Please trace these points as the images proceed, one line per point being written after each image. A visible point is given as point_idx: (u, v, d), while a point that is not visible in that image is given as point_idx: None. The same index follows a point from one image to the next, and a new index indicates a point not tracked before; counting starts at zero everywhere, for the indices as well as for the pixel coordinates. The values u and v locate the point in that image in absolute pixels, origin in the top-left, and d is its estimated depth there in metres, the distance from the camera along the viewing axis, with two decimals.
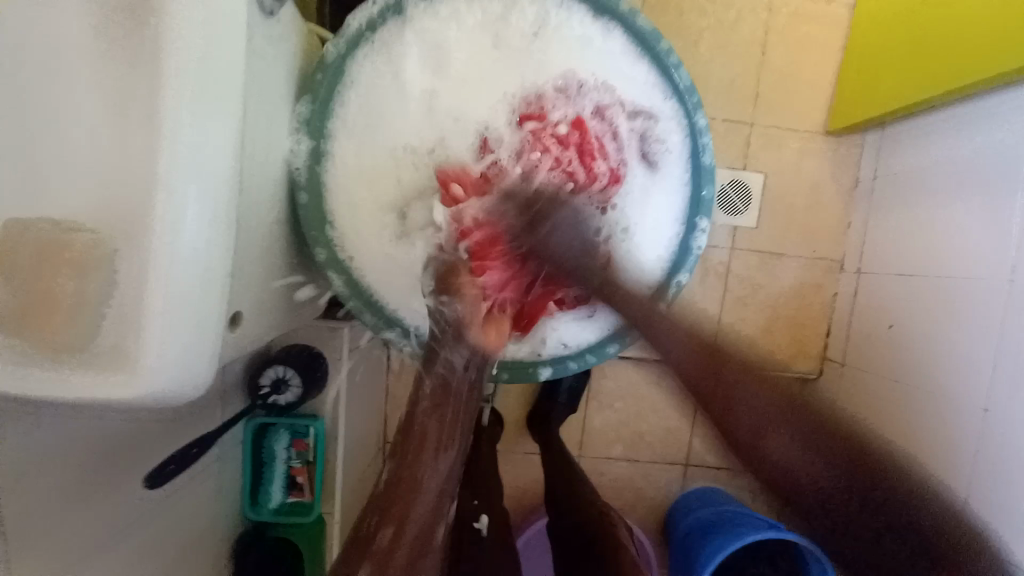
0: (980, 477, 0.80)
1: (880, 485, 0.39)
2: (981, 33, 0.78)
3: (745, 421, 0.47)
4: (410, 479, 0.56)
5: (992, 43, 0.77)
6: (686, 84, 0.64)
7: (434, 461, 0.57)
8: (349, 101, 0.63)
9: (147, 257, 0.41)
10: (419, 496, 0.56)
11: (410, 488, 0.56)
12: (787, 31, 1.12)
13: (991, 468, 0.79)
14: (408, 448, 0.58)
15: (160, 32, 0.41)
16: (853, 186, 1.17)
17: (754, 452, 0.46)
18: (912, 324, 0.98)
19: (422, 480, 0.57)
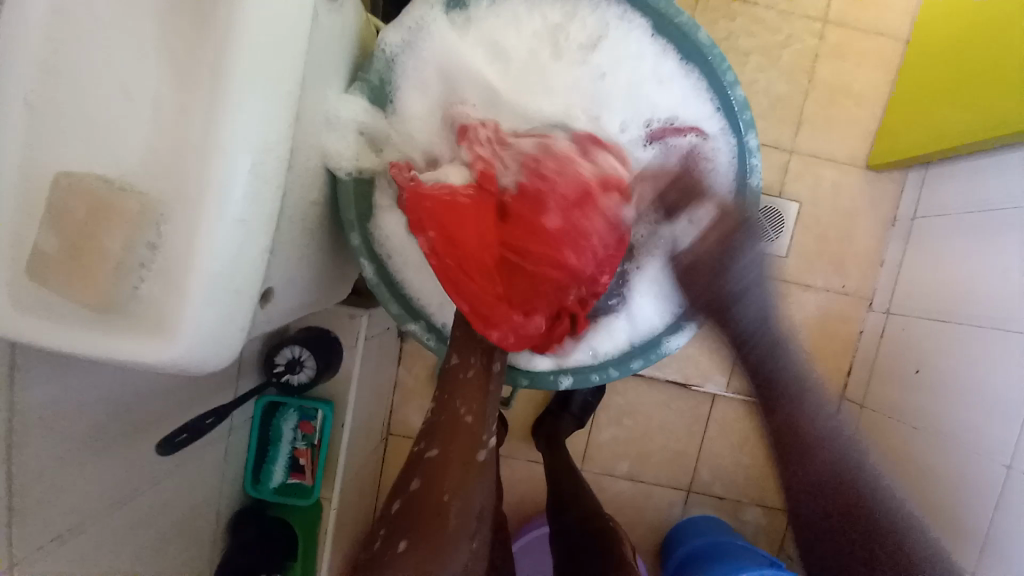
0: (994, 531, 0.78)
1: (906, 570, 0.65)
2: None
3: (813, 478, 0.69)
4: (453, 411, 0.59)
5: None
6: (741, 102, 0.62)
7: (478, 390, 0.61)
8: (406, 90, 0.63)
9: (195, 223, 0.41)
10: (461, 424, 0.59)
11: (454, 422, 0.59)
12: (835, 60, 1.10)
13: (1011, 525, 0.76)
14: (451, 383, 0.61)
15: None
16: (889, 224, 1.14)
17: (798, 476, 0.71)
18: (937, 369, 0.95)
19: (457, 455, 0.57)
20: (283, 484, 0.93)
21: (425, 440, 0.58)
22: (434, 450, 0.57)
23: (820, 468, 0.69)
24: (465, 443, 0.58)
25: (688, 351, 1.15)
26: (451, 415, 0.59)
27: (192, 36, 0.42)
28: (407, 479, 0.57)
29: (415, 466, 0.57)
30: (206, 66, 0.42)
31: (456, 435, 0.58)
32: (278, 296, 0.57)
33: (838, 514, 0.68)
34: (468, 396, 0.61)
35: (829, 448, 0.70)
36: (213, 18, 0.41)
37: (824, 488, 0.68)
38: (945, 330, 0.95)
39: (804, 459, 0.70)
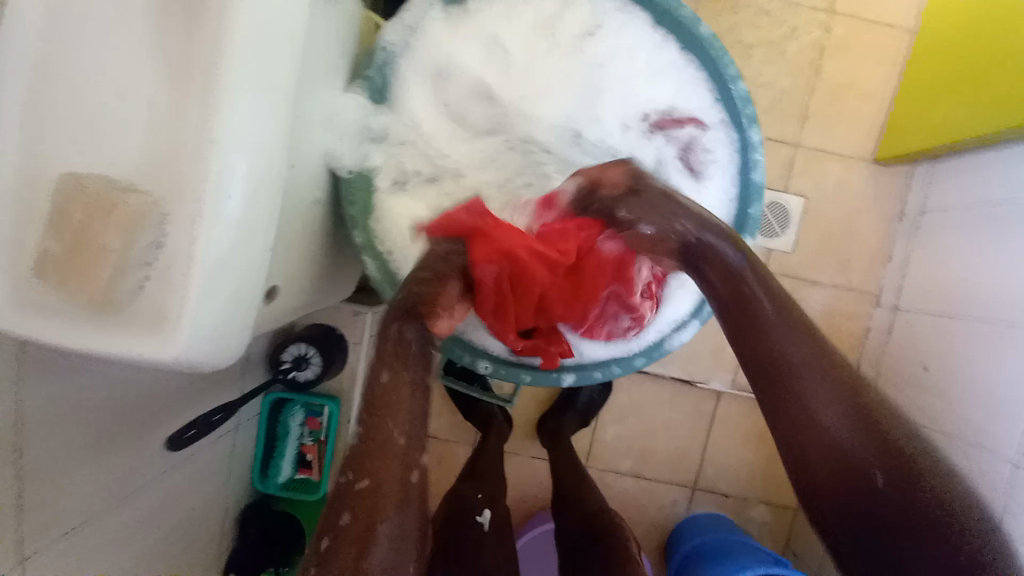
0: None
1: (889, 479, 0.39)
2: None
3: (808, 416, 0.43)
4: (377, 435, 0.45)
5: None
6: (743, 96, 0.61)
7: (407, 407, 0.47)
8: (407, 86, 0.62)
9: (194, 224, 0.42)
10: (387, 449, 0.45)
11: (378, 446, 0.45)
12: (842, 53, 1.09)
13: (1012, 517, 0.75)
14: (375, 401, 0.47)
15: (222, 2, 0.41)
16: (897, 219, 1.12)
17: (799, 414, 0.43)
18: (948, 366, 0.93)
19: (386, 484, 0.44)
20: (291, 479, 0.95)
21: (352, 470, 0.45)
22: (361, 481, 0.44)
23: (759, 308, 0.47)
24: (396, 466, 0.45)
25: (691, 348, 1.15)
26: (374, 439, 0.45)
27: (192, 36, 0.43)
28: (332, 521, 0.43)
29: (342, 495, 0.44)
30: (202, 65, 0.42)
31: (385, 462, 0.45)
32: (283, 293, 0.57)
33: (841, 430, 0.42)
34: (394, 411, 0.46)
35: (774, 320, 0.46)
36: (207, 18, 0.41)
37: (798, 397, 0.44)
38: (954, 326, 0.94)
39: (749, 304, 0.48)
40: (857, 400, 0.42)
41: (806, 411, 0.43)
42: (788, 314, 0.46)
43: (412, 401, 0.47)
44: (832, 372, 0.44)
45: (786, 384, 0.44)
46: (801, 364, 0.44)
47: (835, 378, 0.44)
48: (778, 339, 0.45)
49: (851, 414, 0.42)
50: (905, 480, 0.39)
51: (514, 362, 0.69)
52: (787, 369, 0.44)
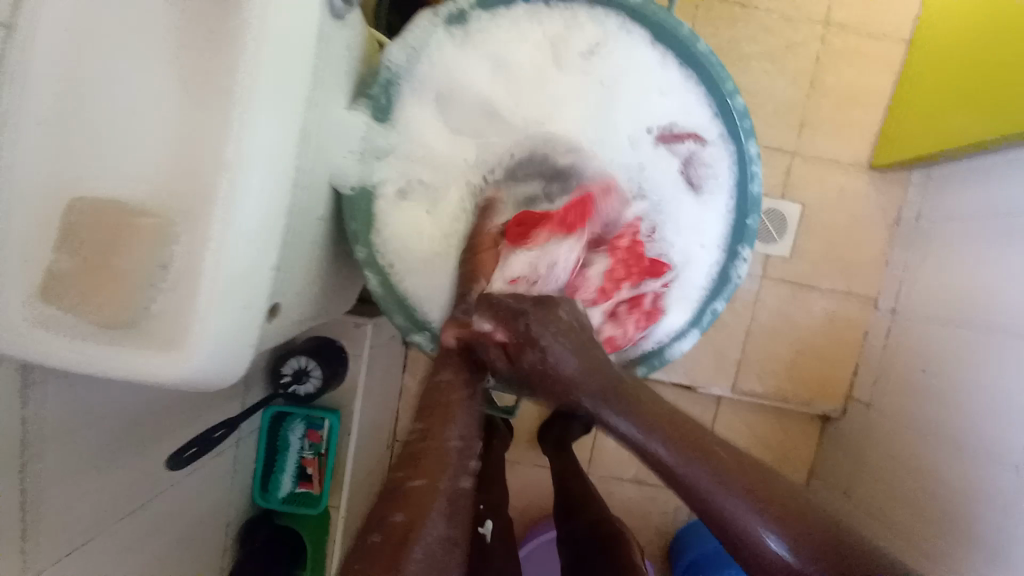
0: (997, 535, 0.76)
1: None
2: None
3: (734, 534, 0.47)
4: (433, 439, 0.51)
5: None
6: (741, 110, 0.61)
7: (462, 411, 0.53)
8: (412, 102, 0.63)
9: (205, 245, 0.42)
10: (442, 446, 0.51)
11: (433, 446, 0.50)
12: (839, 61, 1.10)
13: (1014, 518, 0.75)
14: (431, 408, 0.53)
15: (238, 29, 0.42)
16: (894, 224, 1.13)
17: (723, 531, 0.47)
18: (946, 371, 0.94)
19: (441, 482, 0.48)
20: (292, 493, 0.94)
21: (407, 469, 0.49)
22: (417, 479, 0.48)
23: (663, 462, 0.50)
24: (452, 460, 0.50)
25: (693, 355, 1.15)
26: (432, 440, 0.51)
27: (207, 57, 0.43)
28: (386, 517, 0.46)
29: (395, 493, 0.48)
30: (219, 88, 0.43)
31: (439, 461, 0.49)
32: (286, 311, 0.57)
33: (773, 548, 0.45)
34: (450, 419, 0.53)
35: (674, 455, 0.49)
36: (228, 42, 0.42)
37: (721, 522, 0.47)
38: (951, 331, 0.95)
39: (653, 432, 0.51)
40: (779, 512, 0.46)
41: (730, 530, 0.47)
42: (688, 447, 0.49)
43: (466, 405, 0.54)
44: (736, 483, 0.48)
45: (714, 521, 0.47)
46: (709, 490, 0.48)
47: (747, 486, 0.48)
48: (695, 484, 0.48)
49: (773, 527, 0.45)
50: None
51: None
52: (695, 492, 0.48)
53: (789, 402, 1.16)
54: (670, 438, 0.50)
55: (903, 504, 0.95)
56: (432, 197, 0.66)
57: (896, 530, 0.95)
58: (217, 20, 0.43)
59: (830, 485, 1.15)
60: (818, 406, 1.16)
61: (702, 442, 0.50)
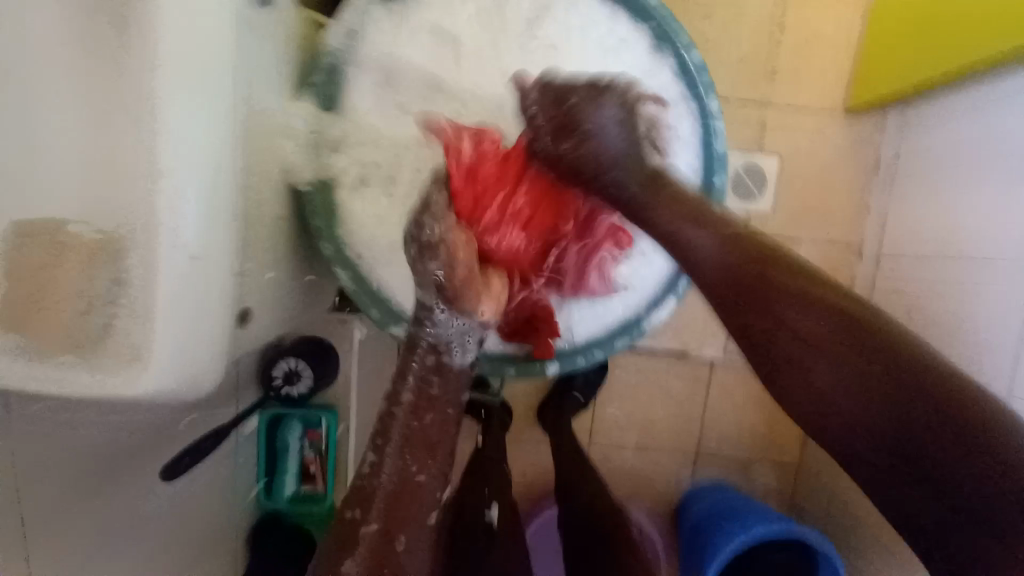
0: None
1: (907, 396, 0.36)
2: (995, 5, 0.75)
3: (781, 342, 0.42)
4: (396, 473, 0.52)
5: (1002, 16, 0.74)
6: (697, 64, 0.61)
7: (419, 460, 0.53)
8: (359, 89, 0.61)
9: (153, 258, 0.42)
10: (407, 488, 0.52)
11: (395, 482, 0.52)
12: (805, 6, 1.07)
13: None
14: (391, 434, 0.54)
15: (144, 25, 0.39)
16: (873, 169, 1.12)
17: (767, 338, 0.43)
18: (929, 308, 0.94)
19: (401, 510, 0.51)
20: (297, 492, 0.96)
21: (364, 504, 0.51)
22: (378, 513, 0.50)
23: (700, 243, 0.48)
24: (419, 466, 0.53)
25: (683, 318, 1.15)
26: (395, 472, 0.52)
27: (118, 51, 0.40)
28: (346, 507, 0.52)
29: (354, 532, 0.49)
30: (133, 84, 0.40)
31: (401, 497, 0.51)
32: (255, 317, 0.57)
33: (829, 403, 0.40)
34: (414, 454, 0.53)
35: (687, 229, 0.50)
36: (133, 32, 0.40)
37: (780, 346, 0.43)
38: (936, 269, 0.95)
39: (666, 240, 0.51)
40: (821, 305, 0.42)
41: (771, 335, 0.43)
42: (736, 286, 0.46)
43: (425, 456, 0.54)
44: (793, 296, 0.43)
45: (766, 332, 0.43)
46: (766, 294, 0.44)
47: (815, 335, 0.41)
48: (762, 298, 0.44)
49: (825, 325, 0.41)
50: (919, 471, 0.35)
51: (501, 356, 0.69)
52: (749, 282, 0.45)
53: None
54: (684, 226, 0.50)
55: None
56: (388, 183, 0.63)
57: None
58: (116, 5, 0.40)
59: None
60: None
61: (717, 232, 0.49)
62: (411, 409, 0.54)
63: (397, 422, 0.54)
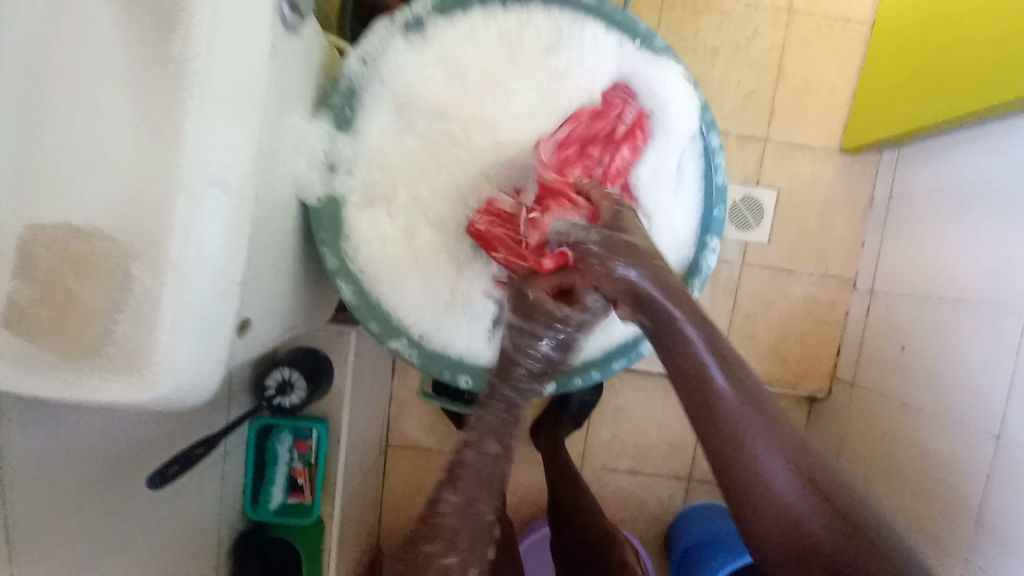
0: (991, 510, 0.78)
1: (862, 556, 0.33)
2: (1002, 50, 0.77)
3: (758, 469, 0.37)
4: (471, 512, 0.55)
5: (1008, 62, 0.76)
6: (701, 104, 0.64)
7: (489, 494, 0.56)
8: (374, 113, 0.63)
9: (166, 261, 0.42)
10: (477, 525, 0.55)
11: (470, 519, 0.54)
12: (804, 48, 1.11)
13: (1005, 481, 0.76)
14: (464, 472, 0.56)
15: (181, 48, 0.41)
16: (867, 206, 1.15)
17: (738, 466, 0.37)
18: (923, 347, 0.96)
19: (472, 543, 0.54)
20: (283, 504, 0.94)
21: (437, 544, 0.53)
22: (450, 554, 0.53)
23: (688, 341, 0.41)
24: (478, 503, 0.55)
25: None
26: (468, 513, 0.54)
27: (153, 77, 0.43)
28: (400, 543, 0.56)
29: (431, 566, 0.52)
30: (160, 108, 0.42)
31: (476, 534, 0.55)
32: (258, 326, 0.57)
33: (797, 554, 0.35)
34: (488, 489, 0.56)
35: (685, 323, 0.42)
36: (164, 57, 0.42)
37: (748, 476, 0.37)
38: (929, 307, 0.96)
39: (669, 338, 0.42)
40: (802, 455, 0.37)
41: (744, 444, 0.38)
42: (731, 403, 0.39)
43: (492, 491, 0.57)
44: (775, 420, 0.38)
45: (734, 454, 0.38)
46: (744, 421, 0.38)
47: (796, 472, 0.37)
48: (740, 423, 0.38)
49: (797, 469, 0.37)
50: None
51: None
52: (726, 403, 0.39)
53: (774, 386, 1.17)
54: (696, 321, 0.42)
55: (890, 479, 0.98)
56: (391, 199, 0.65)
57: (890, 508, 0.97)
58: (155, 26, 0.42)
59: None
60: (803, 388, 1.18)
61: (728, 343, 0.42)
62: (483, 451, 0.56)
63: (468, 459, 0.56)
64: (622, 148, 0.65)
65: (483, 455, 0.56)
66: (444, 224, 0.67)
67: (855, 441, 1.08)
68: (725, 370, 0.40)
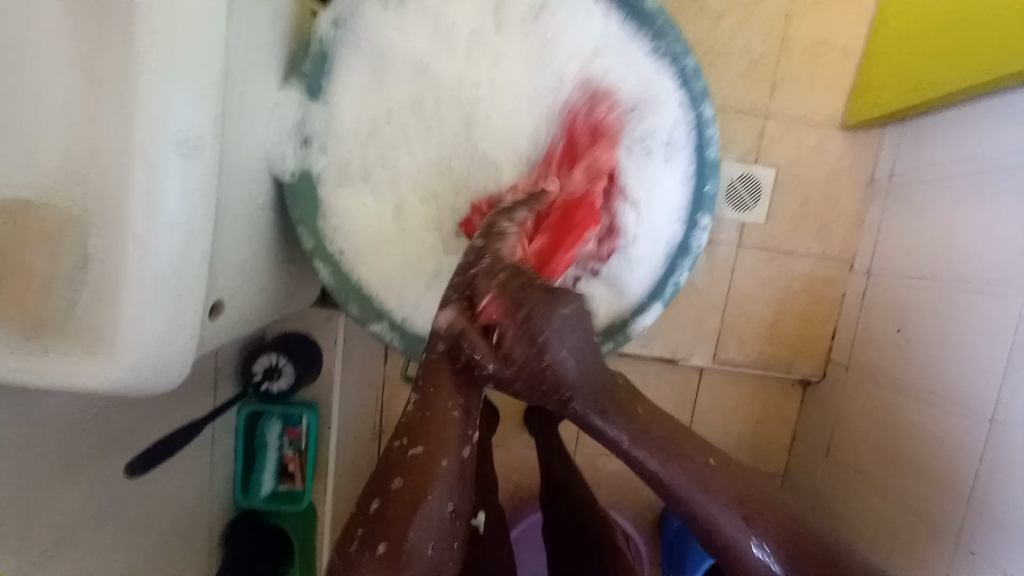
0: (988, 489, 0.78)
1: None
2: (1008, 23, 0.75)
3: None
4: (436, 408, 0.46)
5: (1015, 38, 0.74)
6: (693, 69, 0.60)
7: (456, 389, 0.48)
8: (348, 82, 0.60)
9: (126, 238, 0.40)
10: (446, 423, 0.46)
11: (436, 415, 0.46)
12: (808, 19, 1.07)
13: (1004, 464, 0.76)
14: (432, 371, 0.49)
15: (135, 13, 0.39)
16: (868, 184, 1.12)
17: None
18: (921, 327, 0.95)
19: (446, 439, 0.45)
20: (274, 491, 0.93)
21: (407, 440, 0.45)
22: (416, 448, 0.45)
23: None
24: (461, 423, 0.47)
25: (673, 326, 1.15)
26: (432, 410, 0.46)
27: (110, 40, 0.41)
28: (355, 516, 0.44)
29: (394, 462, 0.45)
30: (116, 72, 0.40)
31: (441, 433, 0.45)
32: (231, 307, 0.55)
33: None
34: (456, 383, 0.48)
35: None
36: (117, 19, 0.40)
37: None
38: (930, 286, 0.94)
39: None
40: None
41: None
42: None
43: (461, 385, 0.49)
44: None
45: None
46: None
47: None
48: None
49: None
50: None
51: None
52: None
53: (770, 368, 1.16)
54: None
55: (884, 459, 0.97)
56: (370, 174, 0.63)
57: (881, 488, 0.97)
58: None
59: (812, 446, 1.16)
60: (799, 369, 1.17)
61: None
62: (445, 350, 0.50)
63: (434, 356, 0.50)
64: (606, 132, 0.63)
65: (445, 354, 0.49)
66: (429, 201, 0.65)
67: (849, 421, 1.07)
68: (695, 472, 0.57)
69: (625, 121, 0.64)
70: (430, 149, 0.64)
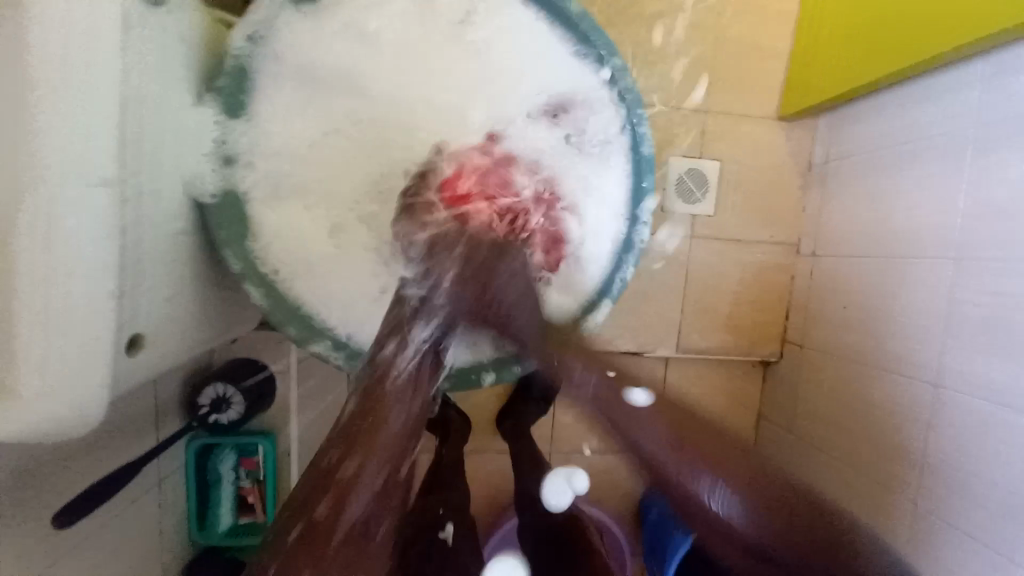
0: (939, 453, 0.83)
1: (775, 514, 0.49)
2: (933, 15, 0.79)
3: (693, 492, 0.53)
4: (376, 413, 0.49)
5: (942, 28, 0.78)
6: (619, 67, 0.61)
7: (401, 398, 0.51)
8: (271, 96, 0.58)
9: (20, 279, 0.38)
10: (385, 431, 0.49)
11: (375, 422, 0.49)
12: (739, 15, 1.11)
13: (952, 428, 0.82)
14: (377, 377, 0.51)
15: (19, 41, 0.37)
16: (807, 170, 1.17)
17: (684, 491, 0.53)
18: (867, 304, 0.99)
19: (378, 447, 0.48)
20: (235, 525, 0.89)
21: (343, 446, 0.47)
22: (352, 455, 0.47)
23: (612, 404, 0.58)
24: (399, 432, 0.50)
25: (635, 321, 1.16)
26: (370, 414, 0.49)
27: None
28: (289, 524, 0.45)
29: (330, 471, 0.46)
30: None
31: (377, 442, 0.48)
32: (155, 341, 0.53)
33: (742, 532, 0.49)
34: (395, 390, 0.51)
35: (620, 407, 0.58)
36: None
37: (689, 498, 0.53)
38: (870, 264, 0.99)
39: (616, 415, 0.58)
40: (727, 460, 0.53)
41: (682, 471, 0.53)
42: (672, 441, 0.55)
43: (405, 393, 0.51)
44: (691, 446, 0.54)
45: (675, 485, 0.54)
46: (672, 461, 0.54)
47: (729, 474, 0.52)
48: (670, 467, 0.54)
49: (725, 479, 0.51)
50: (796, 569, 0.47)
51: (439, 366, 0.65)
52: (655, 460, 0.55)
53: (731, 354, 1.19)
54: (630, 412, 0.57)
55: (845, 432, 1.02)
56: (299, 190, 0.61)
57: (845, 460, 1.01)
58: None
59: (777, 427, 1.20)
60: (758, 353, 1.20)
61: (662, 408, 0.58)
62: (391, 356, 0.52)
63: (380, 364, 0.52)
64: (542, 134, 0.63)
65: (389, 362, 0.52)
66: (368, 216, 0.62)
67: (808, 399, 1.11)
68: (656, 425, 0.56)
69: (562, 121, 0.63)
70: (365, 161, 0.62)
